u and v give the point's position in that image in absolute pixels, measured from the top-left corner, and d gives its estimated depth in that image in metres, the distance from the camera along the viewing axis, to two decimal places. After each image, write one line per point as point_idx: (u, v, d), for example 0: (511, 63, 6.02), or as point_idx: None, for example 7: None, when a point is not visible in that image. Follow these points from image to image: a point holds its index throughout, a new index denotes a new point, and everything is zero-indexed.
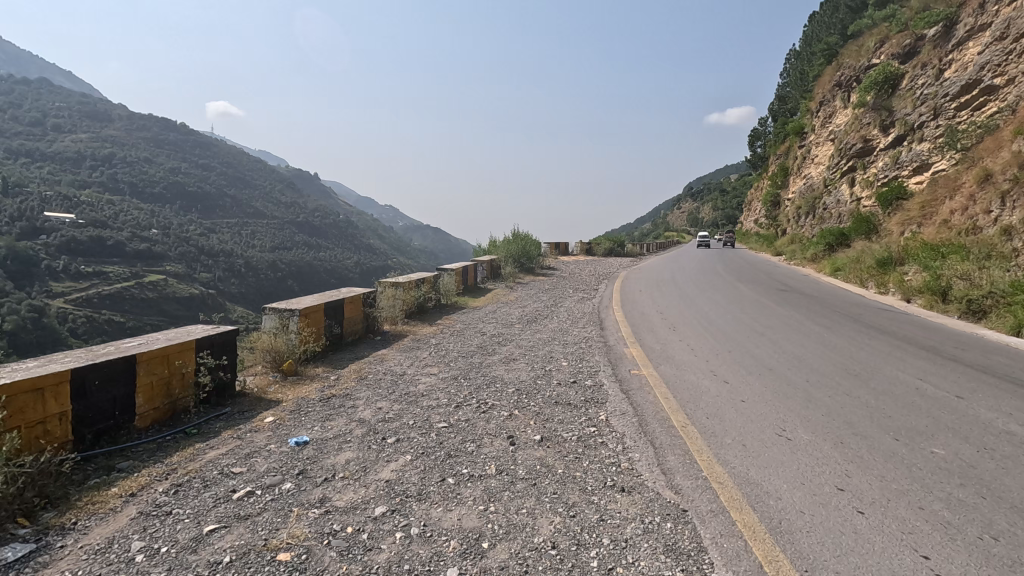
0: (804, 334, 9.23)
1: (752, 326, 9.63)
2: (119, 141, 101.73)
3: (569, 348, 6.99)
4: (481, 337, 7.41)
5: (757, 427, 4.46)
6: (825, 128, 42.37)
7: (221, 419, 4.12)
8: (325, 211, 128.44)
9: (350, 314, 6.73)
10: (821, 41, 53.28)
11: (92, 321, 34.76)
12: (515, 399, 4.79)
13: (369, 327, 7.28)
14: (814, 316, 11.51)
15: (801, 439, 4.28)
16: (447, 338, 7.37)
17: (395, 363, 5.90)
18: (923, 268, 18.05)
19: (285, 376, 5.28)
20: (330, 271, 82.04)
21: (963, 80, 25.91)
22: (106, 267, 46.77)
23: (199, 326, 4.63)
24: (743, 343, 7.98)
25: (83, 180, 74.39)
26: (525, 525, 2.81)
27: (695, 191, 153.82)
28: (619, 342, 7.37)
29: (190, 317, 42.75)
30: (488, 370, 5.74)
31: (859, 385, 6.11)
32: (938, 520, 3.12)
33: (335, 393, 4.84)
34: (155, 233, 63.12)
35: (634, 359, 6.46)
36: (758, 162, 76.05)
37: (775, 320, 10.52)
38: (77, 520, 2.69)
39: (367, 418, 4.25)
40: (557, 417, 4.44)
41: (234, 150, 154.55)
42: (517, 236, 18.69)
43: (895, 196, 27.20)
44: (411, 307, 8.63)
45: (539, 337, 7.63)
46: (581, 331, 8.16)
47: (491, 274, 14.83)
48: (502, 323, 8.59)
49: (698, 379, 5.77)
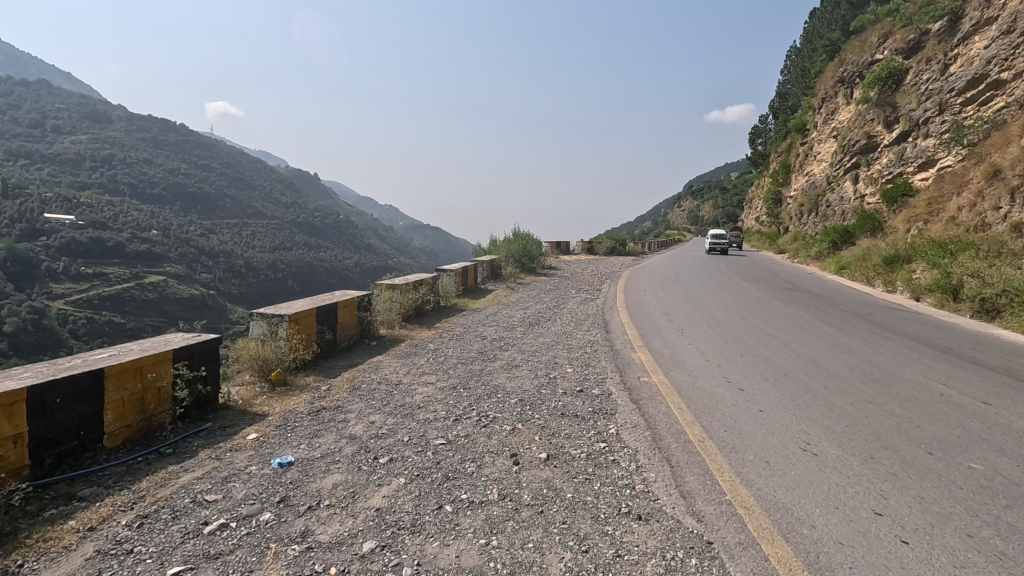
0: (816, 336, 8.90)
1: (762, 327, 9.30)
2: (119, 142, 101.40)
3: (574, 353, 6.66)
4: (480, 342, 7.06)
5: (779, 440, 4.14)
6: (827, 124, 42.00)
7: (200, 437, 3.79)
8: (325, 211, 128.09)
9: (344, 318, 6.42)
10: (823, 37, 52.91)
11: (93, 322, 34.42)
12: (518, 411, 4.46)
13: (365, 332, 6.98)
14: (825, 316, 11.17)
15: (828, 454, 3.95)
16: (445, 342, 7.03)
17: (391, 371, 5.58)
18: (932, 265, 17.70)
19: (273, 387, 4.96)
20: (330, 271, 81.73)
21: (969, 75, 25.62)
22: (106, 268, 46.64)
23: (177, 334, 4.30)
24: (755, 346, 7.67)
25: (83, 181, 74.13)
26: (533, 563, 2.48)
27: (695, 190, 153.36)
28: (626, 346, 7.01)
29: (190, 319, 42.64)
30: (488, 378, 5.41)
31: (881, 392, 5.77)
32: (991, 551, 2.80)
33: (325, 406, 4.52)
34: (155, 233, 62.97)
35: (643, 365, 6.10)
36: (759, 160, 75.68)
37: (786, 321, 10.15)
38: (22, 562, 2.38)
39: (358, 434, 3.92)
40: (564, 431, 4.12)
41: (233, 150, 154.08)
42: (518, 235, 18.39)
43: (901, 193, 26.73)
44: (410, 310, 8.34)
45: (542, 341, 7.30)
46: (587, 334, 7.83)
47: (492, 275, 14.47)
48: (503, 326, 8.26)
49: (710, 387, 5.43)
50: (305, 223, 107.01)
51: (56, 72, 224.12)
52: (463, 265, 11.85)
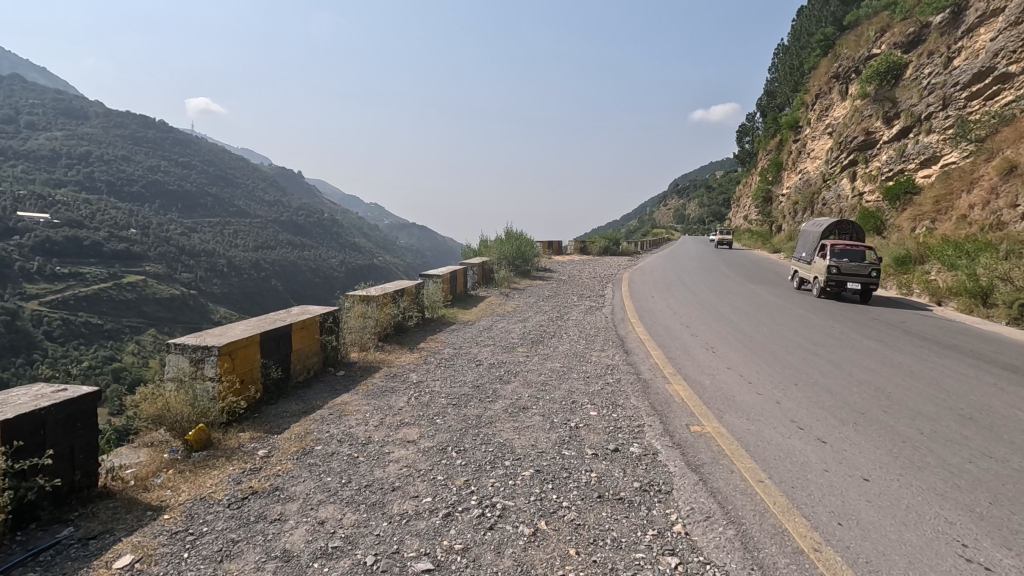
0: (862, 353, 7.67)
1: (797, 343, 8.05)
2: (96, 138, 97.84)
3: (594, 386, 5.30)
4: (477, 371, 5.65)
5: (920, 540, 2.83)
6: (821, 121, 41.22)
7: (32, 568, 2.34)
8: (309, 209, 125.78)
9: (299, 345, 5.00)
10: (814, 32, 52.26)
11: (69, 324, 32.45)
12: (538, 497, 3.08)
13: (329, 361, 5.53)
14: (857, 326, 9.96)
15: (1004, 565, 2.65)
16: (432, 372, 5.61)
17: (357, 421, 4.15)
18: (950, 268, 16.63)
19: (188, 454, 3.52)
20: (314, 271, 79.78)
21: (975, 68, 24.82)
22: (83, 268, 44.34)
23: (25, 393, 2.87)
24: (803, 369, 6.40)
25: (59, 179, 71.25)
26: None
27: (680, 188, 153.84)
28: (656, 375, 5.64)
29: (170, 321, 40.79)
30: (489, 431, 4.03)
31: (990, 438, 4.51)
32: None
33: (258, 488, 3.11)
34: (134, 232, 60.41)
35: (686, 406, 4.72)
36: (747, 158, 75.41)
37: (819, 334, 8.90)
38: None
39: (296, 553, 2.51)
40: (611, 535, 2.75)
41: (214, 147, 150.46)
42: (510, 235, 17.02)
43: (904, 190, 25.76)
44: (387, 329, 6.90)
45: (550, 367, 5.95)
46: (602, 357, 6.46)
47: (483, 280, 13.02)
48: (502, 346, 6.87)
49: (786, 441, 4.09)
50: (289, 222, 104.76)
51: (33, 67, 217.17)
52: (450, 269, 10.41)
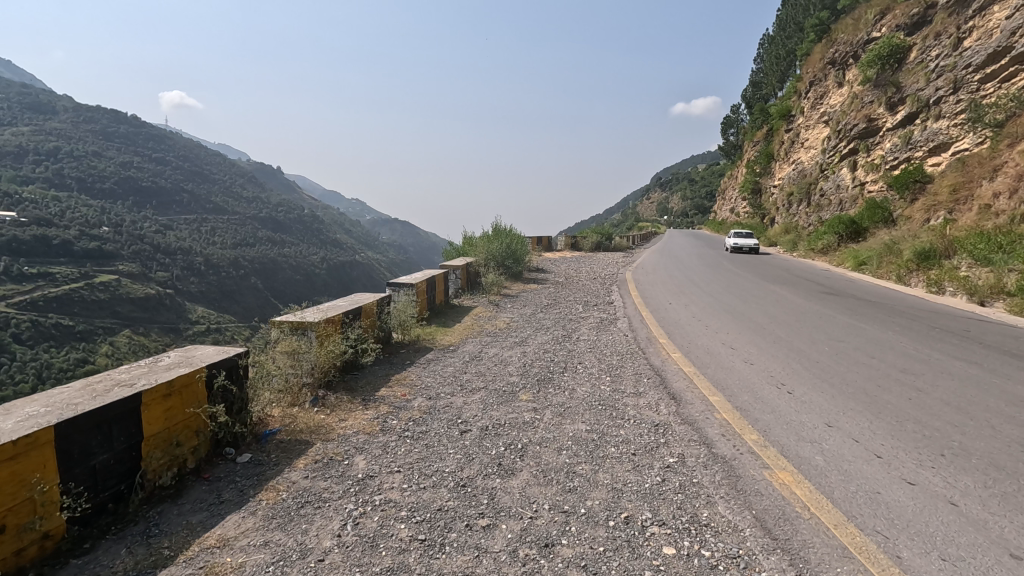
0: (971, 385, 5.77)
1: (880, 371, 6.13)
2: (65, 133, 92.64)
3: (657, 479, 3.27)
4: (464, 448, 3.61)
5: None
6: (814, 109, 39.89)
7: None
8: (288, 204, 122.03)
9: (154, 429, 2.93)
10: (803, 21, 50.82)
11: (37, 325, 29.36)
12: None
13: (220, 444, 3.42)
14: (924, 339, 8.16)
15: None
16: (387, 454, 3.52)
17: None
18: (984, 263, 14.95)
19: None
20: (294, 268, 77.10)
21: (989, 49, 23.22)
22: (51, 267, 40.91)
23: None
24: (928, 423, 4.45)
25: (26, 175, 66.68)
26: None
27: (662, 181, 152.91)
28: (740, 451, 3.66)
29: (147, 321, 38.19)
30: None
31: None
32: None
33: None
34: (107, 230, 56.55)
35: (827, 531, 2.71)
36: (732, 151, 74.46)
37: (895, 355, 7.00)
38: None
39: None
40: None
41: (189, 142, 145.36)
42: (500, 231, 14.94)
43: (914, 179, 24.23)
44: (333, 372, 4.87)
45: (580, 435, 3.93)
46: (643, 410, 4.41)
47: (468, 285, 10.99)
48: (494, 393, 4.79)
49: None
50: (267, 219, 101.44)
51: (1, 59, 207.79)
52: (427, 277, 8.38)
